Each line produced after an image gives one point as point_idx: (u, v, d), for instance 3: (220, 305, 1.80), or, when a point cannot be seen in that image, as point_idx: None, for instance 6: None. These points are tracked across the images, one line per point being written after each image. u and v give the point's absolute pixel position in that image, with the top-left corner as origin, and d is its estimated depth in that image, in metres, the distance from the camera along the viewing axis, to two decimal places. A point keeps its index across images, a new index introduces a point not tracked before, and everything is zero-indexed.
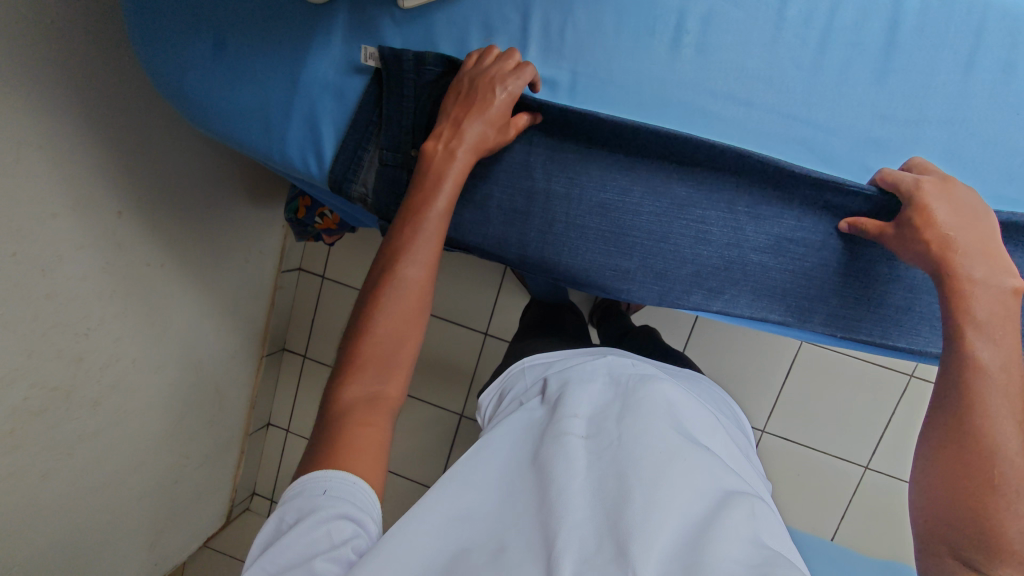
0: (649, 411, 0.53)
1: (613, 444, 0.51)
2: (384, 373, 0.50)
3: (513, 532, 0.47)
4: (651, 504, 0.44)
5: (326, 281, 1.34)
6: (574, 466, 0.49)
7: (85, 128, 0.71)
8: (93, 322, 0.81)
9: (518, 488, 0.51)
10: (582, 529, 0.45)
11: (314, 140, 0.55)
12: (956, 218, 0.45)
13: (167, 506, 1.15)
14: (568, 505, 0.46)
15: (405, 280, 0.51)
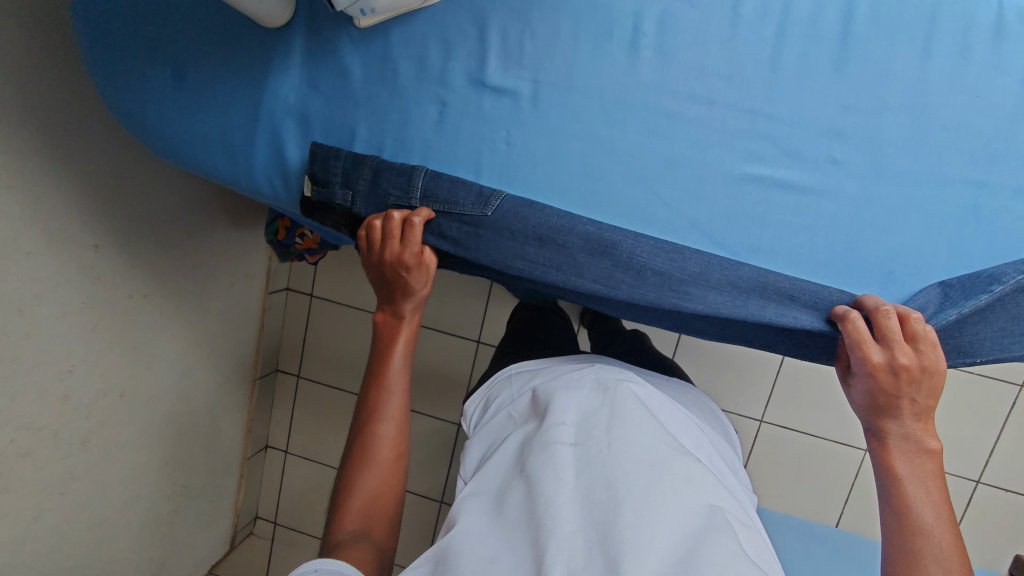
0: (635, 422, 0.56)
1: (601, 453, 0.53)
2: (367, 510, 0.56)
3: (508, 550, 0.50)
4: (640, 517, 0.47)
5: (315, 300, 1.34)
6: (564, 479, 0.52)
7: (54, 165, 0.70)
8: (77, 358, 0.81)
9: (511, 501, 0.53)
10: (573, 542, 0.47)
11: (279, 166, 0.56)
12: (899, 378, 0.45)
13: (168, 538, 1.14)
14: (558, 519, 0.48)
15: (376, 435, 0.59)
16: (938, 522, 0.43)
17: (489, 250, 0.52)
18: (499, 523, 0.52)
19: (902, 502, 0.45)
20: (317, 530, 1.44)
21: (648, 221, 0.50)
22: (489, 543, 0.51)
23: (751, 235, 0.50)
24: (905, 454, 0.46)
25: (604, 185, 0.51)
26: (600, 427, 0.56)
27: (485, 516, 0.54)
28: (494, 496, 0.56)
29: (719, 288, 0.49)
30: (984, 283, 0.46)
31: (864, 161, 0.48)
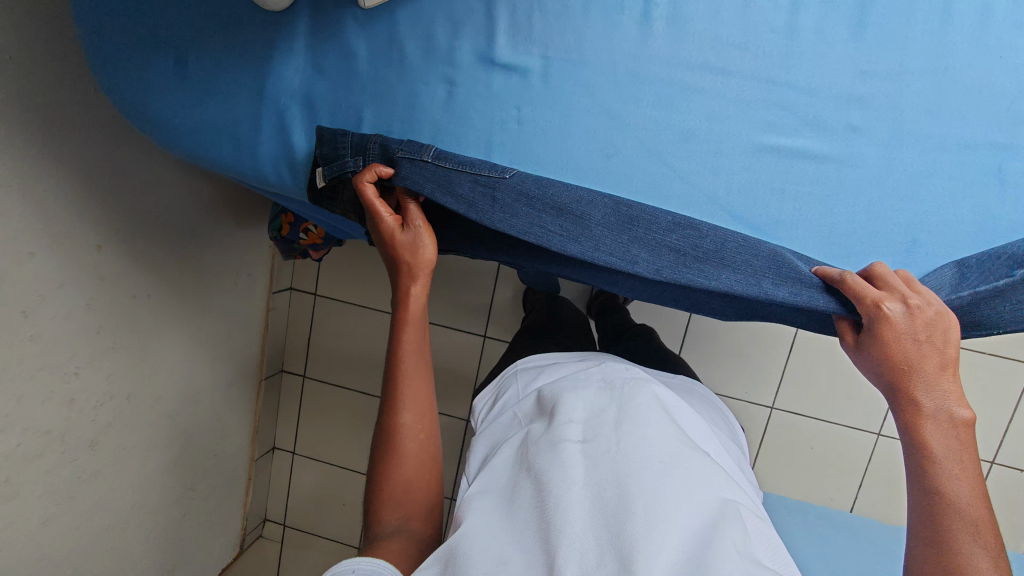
0: (645, 418, 0.55)
1: (610, 450, 0.52)
2: (402, 498, 0.57)
3: (517, 550, 0.48)
4: (653, 516, 0.46)
5: (319, 299, 1.33)
6: (573, 478, 0.51)
7: (56, 162, 0.70)
8: (82, 361, 0.80)
9: (520, 501, 0.52)
10: (584, 543, 0.46)
11: (285, 153, 0.56)
12: (915, 342, 0.44)
13: (178, 542, 1.13)
14: (568, 518, 0.48)
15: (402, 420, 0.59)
16: (975, 501, 0.42)
17: (505, 214, 0.50)
18: (508, 522, 0.52)
19: (939, 489, 0.43)
20: (326, 531, 1.43)
21: (665, 195, 0.50)
22: (499, 543, 0.50)
23: (771, 207, 0.49)
24: (939, 434, 0.44)
25: (618, 161, 0.50)
26: (608, 424, 0.55)
27: (495, 514, 0.54)
28: (502, 495, 0.55)
29: (734, 266, 0.48)
30: (1006, 267, 0.46)
31: (883, 127, 0.47)
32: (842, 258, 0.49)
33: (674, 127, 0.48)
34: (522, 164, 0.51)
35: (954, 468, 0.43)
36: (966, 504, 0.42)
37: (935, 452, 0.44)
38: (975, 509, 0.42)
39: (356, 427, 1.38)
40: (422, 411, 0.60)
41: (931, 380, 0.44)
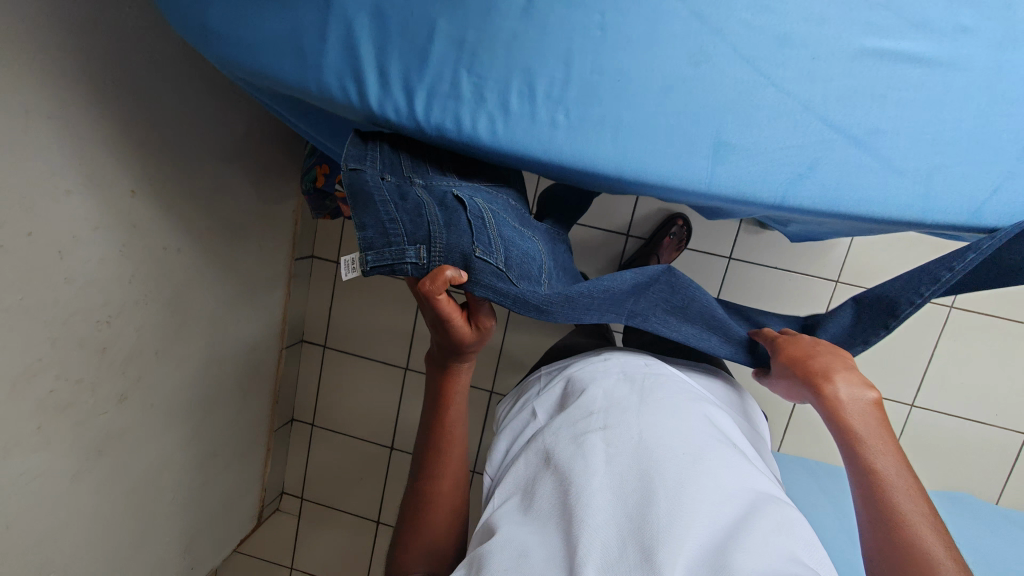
0: (665, 412, 0.57)
1: (633, 442, 0.54)
2: (431, 555, 0.59)
3: (541, 541, 0.50)
4: (674, 508, 0.47)
5: (341, 267, 1.31)
6: (596, 469, 0.52)
7: (95, 100, 0.68)
8: (114, 310, 0.78)
9: (541, 498, 0.54)
10: (608, 534, 0.48)
11: (353, 64, 0.46)
12: (803, 353, 0.54)
13: (201, 509, 1.11)
14: (590, 509, 0.49)
15: (434, 488, 0.59)
16: (899, 477, 0.44)
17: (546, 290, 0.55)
18: (533, 517, 0.53)
19: (864, 467, 0.46)
20: (345, 505, 1.42)
21: (753, 108, 0.41)
22: (526, 532, 0.52)
23: (875, 116, 0.40)
24: (855, 413, 0.47)
25: (711, 70, 0.41)
26: (630, 416, 0.57)
27: (518, 508, 0.55)
28: (523, 493, 0.57)
29: (693, 321, 0.63)
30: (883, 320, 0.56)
31: (998, 28, 0.37)
32: (949, 169, 0.40)
33: (761, 35, 0.39)
34: (592, 85, 0.43)
35: (876, 449, 0.46)
36: (890, 478, 0.44)
37: (856, 434, 0.47)
38: (898, 480, 0.44)
39: (378, 399, 1.36)
40: (454, 478, 0.60)
41: (834, 375, 0.50)
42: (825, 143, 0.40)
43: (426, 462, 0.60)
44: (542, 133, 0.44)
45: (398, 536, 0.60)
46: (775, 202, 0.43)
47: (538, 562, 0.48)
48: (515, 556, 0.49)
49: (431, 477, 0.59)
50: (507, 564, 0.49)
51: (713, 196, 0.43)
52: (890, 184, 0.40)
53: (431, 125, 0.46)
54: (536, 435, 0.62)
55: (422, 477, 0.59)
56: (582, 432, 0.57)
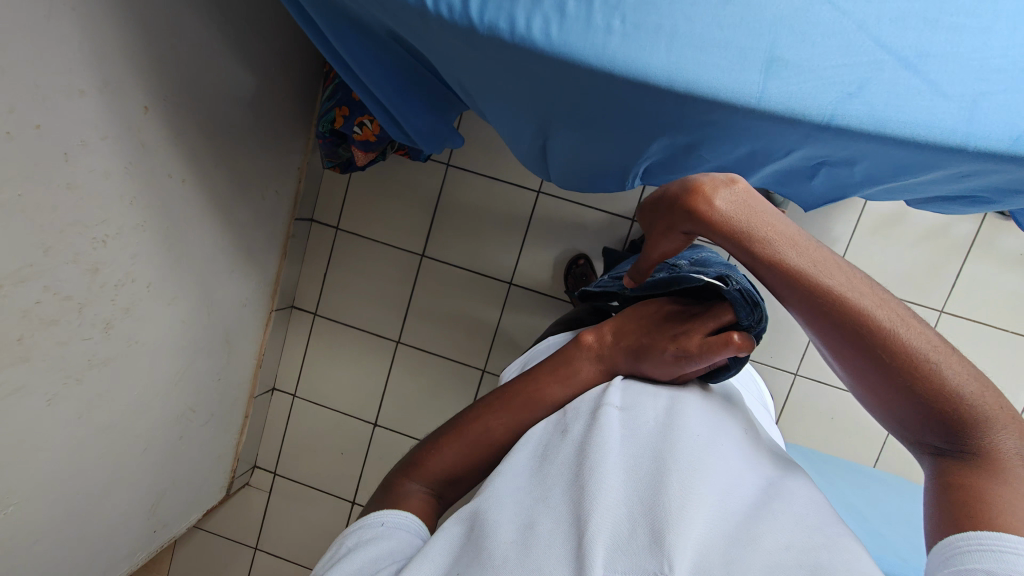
0: (685, 406, 0.51)
1: (652, 426, 0.48)
2: (438, 484, 0.56)
3: (545, 508, 0.43)
4: (689, 492, 0.41)
5: (340, 233, 1.29)
6: (612, 444, 0.45)
7: (120, 3, 0.66)
8: (112, 230, 0.74)
9: (549, 460, 0.47)
10: (618, 509, 0.41)
11: None
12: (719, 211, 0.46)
13: (172, 467, 1.05)
14: (602, 482, 0.42)
15: (488, 432, 0.56)
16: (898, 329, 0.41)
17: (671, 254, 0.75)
18: (536, 486, 0.45)
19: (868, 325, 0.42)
20: (319, 484, 1.35)
21: (810, 23, 0.42)
22: (523, 501, 0.44)
23: (926, 40, 0.41)
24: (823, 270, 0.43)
25: None
26: (650, 401, 0.51)
27: (520, 475, 0.48)
28: (532, 451, 0.50)
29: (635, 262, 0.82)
30: None
31: None
32: (994, 97, 0.41)
33: None
34: None
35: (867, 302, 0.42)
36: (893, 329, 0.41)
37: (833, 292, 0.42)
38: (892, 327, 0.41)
39: (364, 372, 1.32)
40: (510, 427, 0.56)
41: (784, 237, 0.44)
42: (876, 63, 0.41)
43: (494, 405, 0.57)
44: (596, 38, 0.44)
45: (419, 452, 0.57)
46: (822, 121, 0.43)
47: (546, 528, 0.41)
48: (517, 527, 0.42)
49: (488, 420, 0.56)
50: (514, 533, 0.41)
51: (760, 113, 0.44)
52: (936, 107, 0.41)
53: (484, 24, 0.45)
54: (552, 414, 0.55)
55: (485, 414, 0.56)
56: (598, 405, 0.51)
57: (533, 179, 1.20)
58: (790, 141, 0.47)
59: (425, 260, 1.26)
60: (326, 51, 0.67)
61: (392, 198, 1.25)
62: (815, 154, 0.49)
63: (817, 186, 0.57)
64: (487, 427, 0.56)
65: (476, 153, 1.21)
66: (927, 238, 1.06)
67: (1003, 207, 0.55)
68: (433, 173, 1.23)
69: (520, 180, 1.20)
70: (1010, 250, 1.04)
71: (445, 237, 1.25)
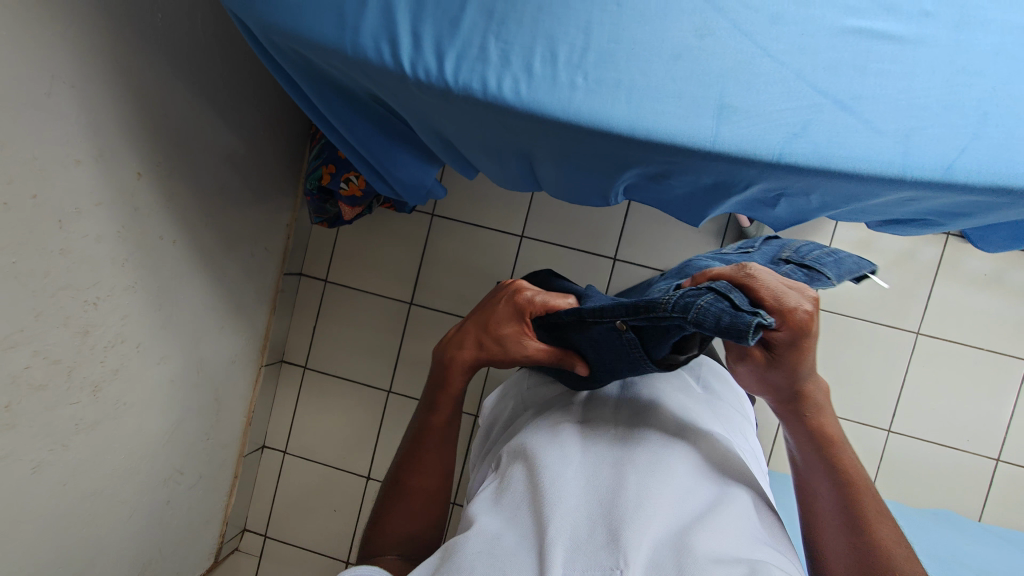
0: (638, 422, 0.58)
1: (608, 440, 0.56)
2: (400, 545, 0.61)
3: (510, 527, 0.48)
4: (642, 503, 0.47)
5: (329, 285, 1.31)
6: (570, 460, 0.53)
7: (115, 79, 0.70)
8: (103, 292, 0.75)
9: (510, 480, 0.53)
10: (574, 517, 0.47)
11: (389, 26, 0.50)
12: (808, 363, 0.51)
13: (157, 534, 1.02)
14: (561, 496, 0.49)
15: (411, 484, 0.63)
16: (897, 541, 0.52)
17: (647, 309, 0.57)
18: (504, 504, 0.51)
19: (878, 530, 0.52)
20: (312, 544, 1.31)
21: (752, 73, 0.46)
22: (486, 521, 0.49)
23: (857, 84, 0.45)
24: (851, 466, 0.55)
25: (712, 40, 0.47)
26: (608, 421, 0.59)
27: (488, 499, 0.53)
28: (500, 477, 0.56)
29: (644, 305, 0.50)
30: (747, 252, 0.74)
31: (953, 16, 0.44)
32: (924, 130, 0.44)
33: (759, 11, 0.46)
34: (611, 53, 0.48)
35: (879, 513, 0.53)
36: (896, 546, 0.51)
37: (855, 485, 0.54)
38: (899, 548, 0.51)
39: (356, 424, 1.31)
40: (435, 470, 0.64)
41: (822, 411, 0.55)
42: (816, 106, 0.45)
43: (406, 463, 0.65)
44: (562, 94, 0.48)
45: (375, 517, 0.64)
46: (773, 159, 0.46)
47: (510, 543, 0.46)
48: (487, 537, 0.47)
49: (410, 477, 0.64)
50: (481, 546, 0.46)
51: (716, 154, 0.47)
52: (874, 142, 0.45)
53: (458, 84, 0.49)
54: (535, 429, 0.58)
55: (404, 470, 0.64)
56: (559, 427, 0.58)
57: (517, 225, 1.24)
58: (748, 178, 0.51)
59: (414, 307, 1.28)
60: (313, 114, 0.71)
61: (381, 249, 1.29)
62: (774, 188, 0.53)
63: (781, 216, 0.61)
64: (410, 481, 0.63)
65: (460, 202, 1.26)
66: (896, 263, 1.11)
67: (958, 228, 0.58)
68: (419, 223, 1.27)
69: (503, 225, 1.24)
70: (974, 271, 1.09)
71: (433, 284, 1.27)
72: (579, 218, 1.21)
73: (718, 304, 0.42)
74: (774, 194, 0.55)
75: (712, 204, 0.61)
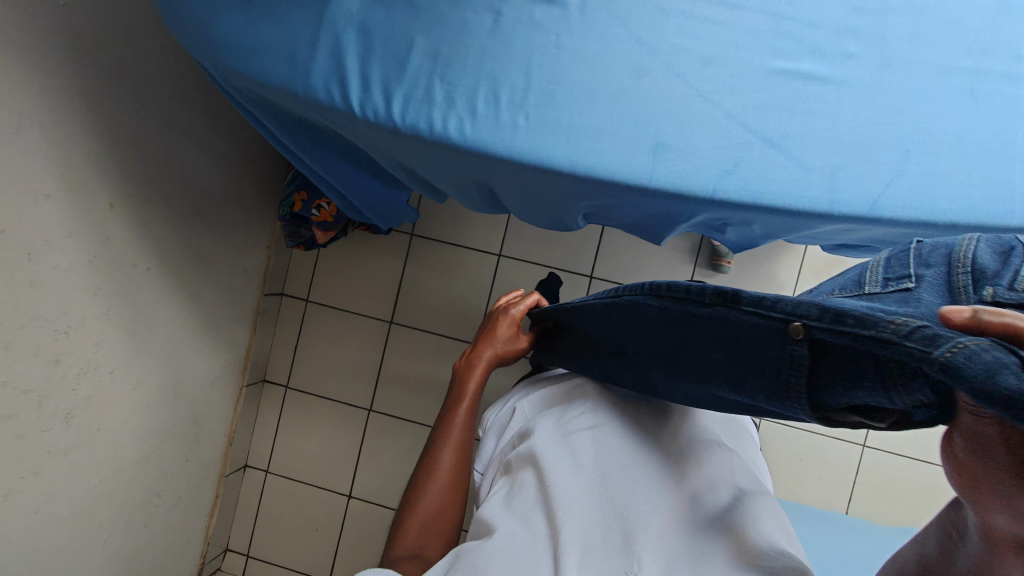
0: (634, 434, 0.60)
1: (616, 446, 0.56)
2: (426, 533, 0.55)
3: (523, 527, 0.48)
4: (652, 514, 0.49)
5: (311, 305, 1.32)
6: (581, 466, 0.53)
7: (85, 114, 0.71)
8: (74, 321, 0.77)
9: (517, 484, 0.52)
10: (588, 520, 0.48)
11: (339, 69, 0.52)
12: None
13: (136, 558, 1.02)
14: (575, 502, 0.48)
15: (439, 459, 0.60)
16: None
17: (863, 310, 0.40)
18: (514, 504, 0.50)
19: None
20: (293, 563, 1.31)
21: (685, 113, 0.48)
22: (500, 522, 0.48)
23: (785, 124, 0.47)
24: None
25: (647, 82, 0.48)
26: (611, 428, 0.59)
27: (499, 501, 0.52)
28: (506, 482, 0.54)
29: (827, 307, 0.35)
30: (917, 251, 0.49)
31: (875, 57, 0.46)
32: (849, 168, 0.46)
33: (691, 55, 0.48)
34: (551, 94, 0.49)
35: None
36: None
37: None
38: None
39: (337, 443, 1.31)
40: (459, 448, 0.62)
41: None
42: (745, 145, 0.47)
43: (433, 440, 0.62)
44: (505, 133, 0.50)
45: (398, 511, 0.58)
46: (707, 195, 0.48)
47: (523, 544, 0.46)
48: (504, 537, 0.46)
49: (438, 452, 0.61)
50: (494, 545, 0.45)
51: (654, 190, 0.49)
52: (801, 179, 0.46)
53: (405, 124, 0.51)
54: (540, 433, 0.58)
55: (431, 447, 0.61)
56: (570, 433, 0.58)
57: (494, 244, 1.25)
58: (690, 211, 0.52)
59: (393, 326, 1.29)
60: (279, 145, 0.73)
61: (362, 269, 1.30)
62: (717, 219, 0.54)
63: (732, 243, 0.62)
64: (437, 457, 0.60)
65: (439, 222, 1.27)
66: None
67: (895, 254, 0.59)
68: (399, 243, 1.29)
69: (482, 245, 1.26)
70: None
71: (412, 303, 1.28)
72: (556, 237, 1.23)
73: (997, 354, 0.25)
74: (720, 224, 0.57)
75: (665, 231, 0.63)
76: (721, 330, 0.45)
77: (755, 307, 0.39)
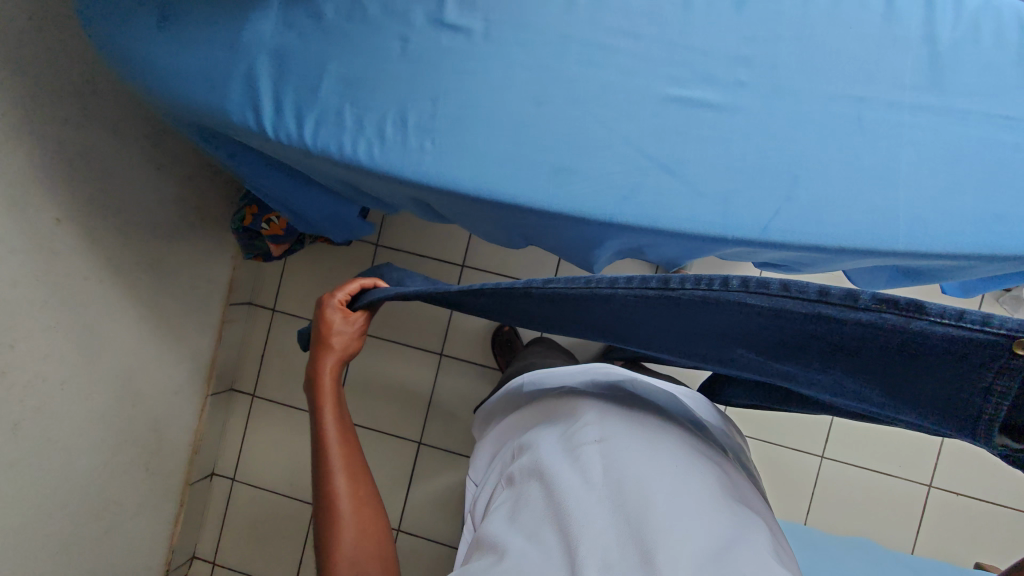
0: (651, 430, 0.53)
1: (627, 445, 0.50)
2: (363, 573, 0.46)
3: (531, 545, 0.43)
4: (675, 517, 0.42)
5: (277, 314, 1.33)
6: (590, 476, 0.47)
7: (29, 132, 0.73)
8: (21, 334, 0.78)
9: (522, 503, 0.48)
10: (607, 535, 0.42)
11: (252, 94, 0.53)
12: None
13: (93, 567, 1.03)
14: (587, 517, 0.43)
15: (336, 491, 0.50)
16: None
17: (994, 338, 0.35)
18: (519, 522, 0.46)
19: None
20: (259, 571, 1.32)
21: (585, 138, 0.49)
22: (506, 542, 0.44)
23: (679, 149, 0.48)
24: None
25: (548, 108, 0.49)
26: (622, 428, 0.53)
27: (503, 517, 0.48)
28: (513, 499, 0.49)
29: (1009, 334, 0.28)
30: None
31: (765, 85, 0.47)
32: (741, 193, 0.47)
33: (590, 83, 0.49)
34: (457, 119, 0.50)
35: None
36: None
37: None
38: None
39: (302, 451, 1.32)
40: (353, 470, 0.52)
41: None
42: (642, 170, 0.48)
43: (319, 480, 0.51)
44: (412, 156, 0.50)
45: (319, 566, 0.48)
46: (606, 219, 0.48)
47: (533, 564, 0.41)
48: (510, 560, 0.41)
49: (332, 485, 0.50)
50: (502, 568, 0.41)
51: (558, 214, 0.49)
52: (695, 204, 0.47)
53: (315, 146, 0.51)
54: (546, 443, 0.53)
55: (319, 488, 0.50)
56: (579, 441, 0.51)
57: (457, 254, 1.26)
58: (599, 235, 0.53)
59: None
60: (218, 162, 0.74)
61: (328, 279, 1.31)
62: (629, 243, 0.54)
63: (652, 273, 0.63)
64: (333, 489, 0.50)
65: (404, 233, 1.28)
66: None
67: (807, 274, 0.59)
68: (364, 253, 1.30)
69: (445, 256, 1.27)
70: None
71: None
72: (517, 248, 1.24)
73: None
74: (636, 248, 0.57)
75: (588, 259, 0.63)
76: (870, 339, 0.32)
77: (946, 325, 0.29)
